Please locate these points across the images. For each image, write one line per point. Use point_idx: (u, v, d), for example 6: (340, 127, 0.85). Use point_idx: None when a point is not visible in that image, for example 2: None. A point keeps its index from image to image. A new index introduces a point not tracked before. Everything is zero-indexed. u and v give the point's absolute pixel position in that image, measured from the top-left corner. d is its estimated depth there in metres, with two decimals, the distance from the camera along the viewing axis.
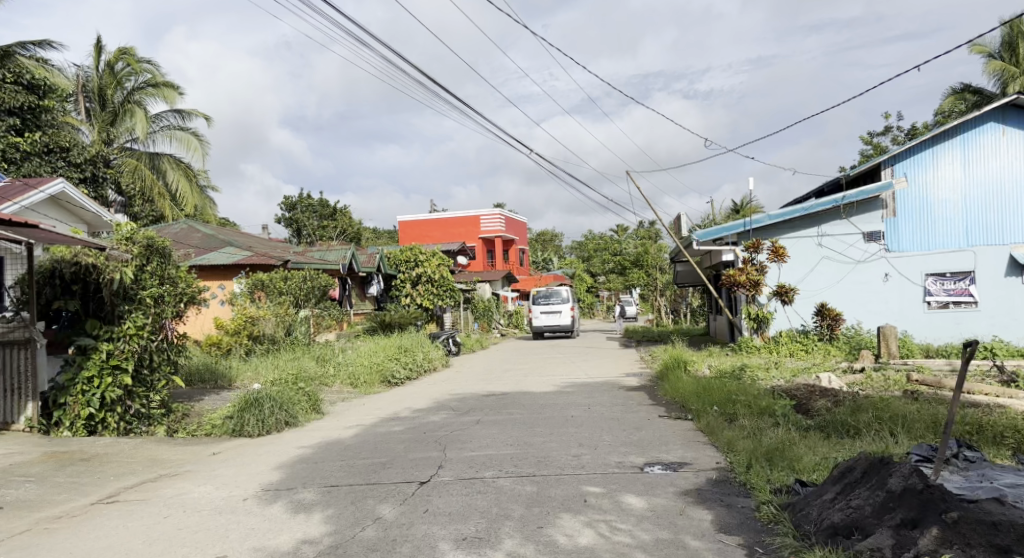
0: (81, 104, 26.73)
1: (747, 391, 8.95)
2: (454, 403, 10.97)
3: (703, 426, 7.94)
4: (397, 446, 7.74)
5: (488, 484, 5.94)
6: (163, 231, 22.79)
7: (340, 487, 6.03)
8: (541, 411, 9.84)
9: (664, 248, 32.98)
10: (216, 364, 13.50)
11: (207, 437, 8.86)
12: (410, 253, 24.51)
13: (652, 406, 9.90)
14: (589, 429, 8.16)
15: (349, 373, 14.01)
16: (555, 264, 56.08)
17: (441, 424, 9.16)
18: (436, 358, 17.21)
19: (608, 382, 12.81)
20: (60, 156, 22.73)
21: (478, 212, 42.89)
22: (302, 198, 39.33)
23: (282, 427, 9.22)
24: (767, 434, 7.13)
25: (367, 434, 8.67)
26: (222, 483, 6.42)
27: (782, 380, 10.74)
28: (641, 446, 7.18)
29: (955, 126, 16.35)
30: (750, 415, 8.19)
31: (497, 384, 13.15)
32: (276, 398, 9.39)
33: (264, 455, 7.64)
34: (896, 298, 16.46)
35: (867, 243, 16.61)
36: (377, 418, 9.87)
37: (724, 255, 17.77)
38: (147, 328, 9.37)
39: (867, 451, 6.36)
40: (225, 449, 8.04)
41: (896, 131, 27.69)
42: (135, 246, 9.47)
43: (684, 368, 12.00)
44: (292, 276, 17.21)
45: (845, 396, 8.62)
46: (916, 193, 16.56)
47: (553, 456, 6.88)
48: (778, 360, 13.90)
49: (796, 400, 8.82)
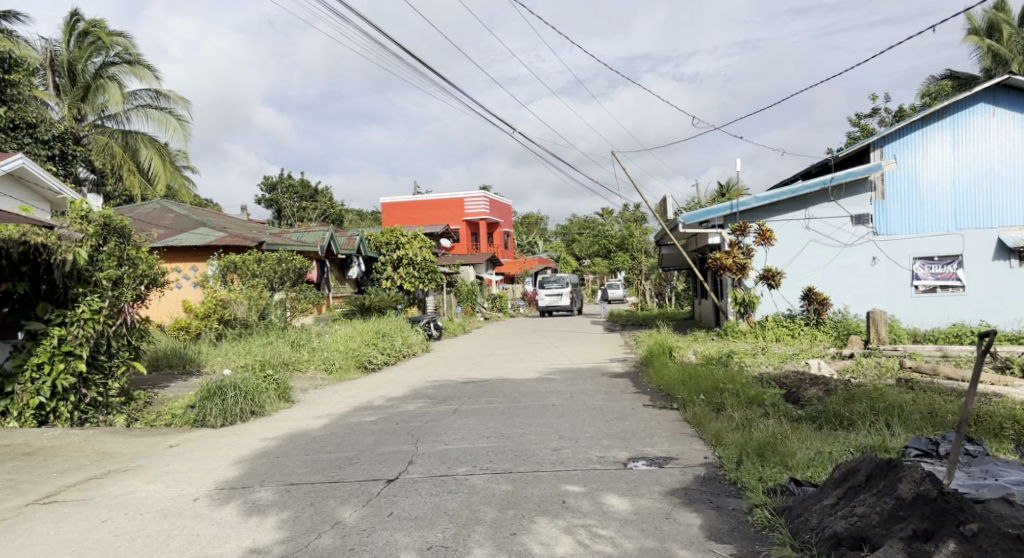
0: (49, 79, 25.50)
1: (735, 378, 8.60)
2: (431, 391, 10.55)
3: (690, 417, 7.57)
4: (366, 439, 7.31)
5: (460, 483, 5.53)
6: (136, 211, 22.10)
7: (299, 485, 5.60)
8: (521, 400, 9.45)
9: (649, 231, 32.65)
10: (184, 349, 12.95)
11: (166, 428, 8.37)
12: (390, 235, 23.68)
13: (636, 394, 9.54)
14: (570, 420, 7.77)
15: (324, 358, 13.54)
16: (540, 248, 55.61)
17: (415, 414, 8.73)
18: (416, 342, 16.77)
19: (592, 368, 12.44)
20: (26, 133, 21.98)
21: (462, 194, 42.31)
22: (283, 178, 38.52)
23: (247, 417, 8.75)
24: (757, 426, 6.76)
25: (336, 425, 8.22)
26: (174, 480, 5.95)
27: (770, 366, 10.41)
28: (624, 439, 6.79)
29: (945, 107, 16.00)
30: (738, 405, 7.84)
31: (477, 370, 12.74)
32: (242, 386, 8.89)
33: (224, 448, 7.17)
34: (883, 281, 16.20)
35: (855, 226, 16.32)
36: (349, 408, 9.43)
37: (710, 238, 17.43)
38: (104, 312, 8.83)
39: (863, 446, 6.01)
40: (183, 441, 7.56)
41: (884, 113, 27.30)
42: (90, 226, 8.89)
43: (669, 354, 11.65)
44: (266, 258, 16.20)
45: (836, 385, 8.29)
46: (905, 175, 16.23)
47: (531, 449, 6.49)
48: (764, 346, 13.61)
49: (785, 389, 8.48)
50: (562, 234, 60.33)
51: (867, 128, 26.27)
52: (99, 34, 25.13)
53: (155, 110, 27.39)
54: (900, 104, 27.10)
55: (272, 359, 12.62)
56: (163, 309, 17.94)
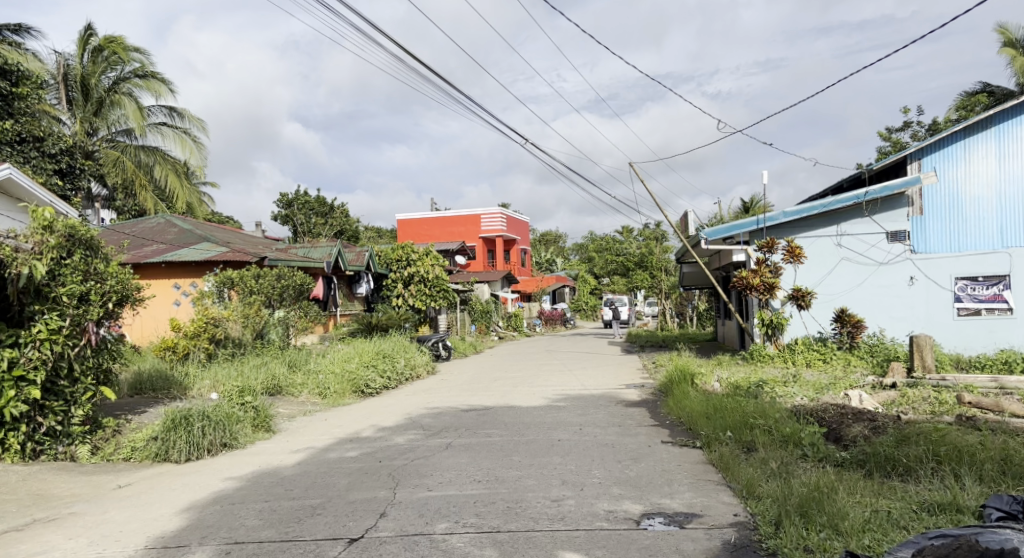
0: (62, 93, 25.10)
1: (767, 410, 7.56)
2: (427, 420, 9.57)
3: (715, 459, 6.55)
4: (340, 481, 6.35)
5: (435, 546, 4.58)
6: (140, 225, 21.60)
7: (243, 546, 4.70)
8: (524, 433, 8.44)
9: (669, 249, 31.49)
10: (170, 371, 12.16)
11: (125, 462, 7.51)
12: (402, 251, 22.92)
13: (653, 428, 8.51)
14: (577, 460, 6.75)
15: (318, 381, 12.65)
16: (558, 265, 54.68)
17: (403, 449, 7.75)
18: (420, 364, 15.85)
19: (606, 395, 11.38)
20: (33, 146, 21.49)
21: (479, 210, 41.48)
22: (299, 195, 37.88)
23: (218, 450, 7.86)
24: (797, 473, 5.71)
25: (312, 462, 7.27)
26: (103, 534, 5.03)
27: (804, 398, 9.29)
28: (638, 487, 5.77)
29: (989, 116, 14.83)
30: (772, 445, 6.80)
31: (481, 396, 11.74)
32: (211, 415, 8.00)
33: (179, 490, 6.22)
34: (922, 302, 15.01)
35: (891, 243, 15.18)
36: (333, 440, 8.48)
37: (735, 256, 16.36)
38: (63, 332, 8.02)
39: (929, 505, 4.94)
40: (138, 480, 6.65)
41: (917, 127, 26.02)
42: (52, 236, 8.07)
43: (692, 381, 10.59)
44: (264, 273, 15.33)
45: (885, 423, 7.18)
46: (946, 189, 15.08)
47: (527, 499, 5.50)
48: (796, 372, 12.51)
49: (825, 426, 7.41)
50: (581, 252, 59.34)
51: (899, 142, 25.01)
52: (115, 49, 24.69)
53: (170, 127, 26.94)
54: (934, 118, 25.79)
55: (262, 386, 11.87)
56: (150, 327, 17.36)
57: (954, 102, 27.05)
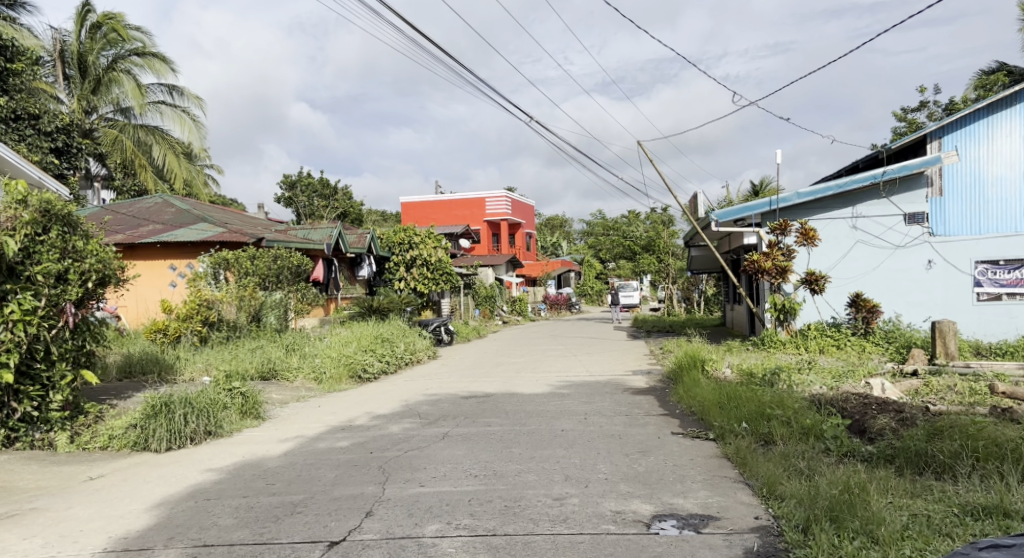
0: (58, 70, 24.56)
1: (785, 399, 7.08)
2: (425, 408, 9.11)
3: (731, 453, 6.08)
4: (326, 474, 5.90)
5: (423, 552, 4.13)
6: (136, 205, 21.11)
7: (211, 549, 4.26)
8: (525, 422, 7.97)
9: (677, 233, 30.76)
10: (160, 354, 11.73)
11: (101, 452, 7.10)
12: (403, 234, 22.19)
13: (663, 418, 8.02)
14: (581, 453, 6.28)
15: (314, 366, 12.21)
16: (564, 249, 54.07)
17: (397, 439, 7.29)
18: (421, 348, 15.42)
19: (612, 382, 10.90)
20: (29, 124, 20.97)
21: (484, 193, 40.89)
22: (302, 176, 37.31)
23: (201, 439, 7.42)
24: (822, 470, 5.23)
25: (299, 453, 6.82)
26: (61, 534, 4.59)
27: (822, 386, 8.78)
28: (648, 484, 5.30)
29: (1014, 93, 14.25)
30: (791, 438, 6.34)
31: (481, 382, 11.27)
32: (193, 402, 7.56)
33: (152, 483, 5.76)
34: (940, 287, 14.45)
35: (909, 225, 14.59)
36: (324, 428, 8.03)
37: (747, 238, 15.79)
38: (38, 313, 7.55)
39: (971, 510, 4.44)
40: (110, 471, 6.21)
41: (933, 106, 25.23)
42: (26, 211, 7.61)
43: (702, 368, 10.09)
44: (261, 254, 14.92)
45: (913, 415, 6.69)
46: (968, 169, 14.51)
47: (527, 498, 5.04)
48: (811, 359, 12.00)
49: (848, 417, 6.91)
50: (587, 236, 58.66)
51: (915, 123, 24.29)
52: (113, 26, 24.11)
53: (169, 106, 26.39)
54: (951, 98, 25.02)
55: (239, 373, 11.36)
56: (137, 308, 17.02)
57: (973, 82, 26.22)
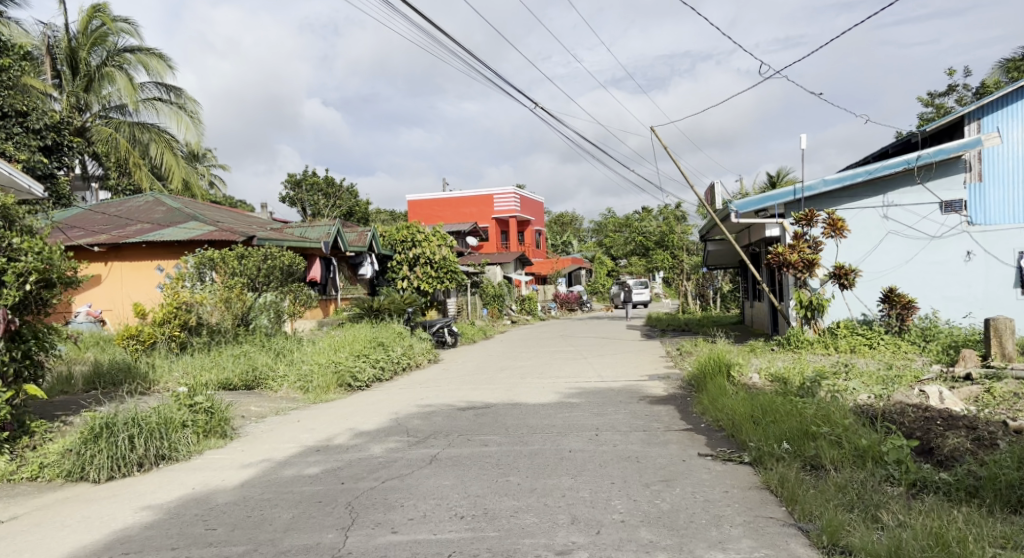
0: (48, 66, 23.58)
1: (830, 412, 5.99)
2: (418, 423, 8.05)
3: (774, 482, 5.00)
4: (282, 514, 4.87)
5: None
6: (125, 204, 20.14)
7: None
8: (527, 440, 6.89)
9: (691, 228, 29.54)
10: (132, 362, 10.75)
11: (31, 481, 6.15)
12: (406, 232, 21.18)
13: (686, 434, 6.91)
14: (591, 485, 5.21)
15: (300, 373, 11.18)
16: (575, 247, 52.96)
17: (376, 464, 6.22)
18: (419, 352, 14.38)
19: (626, 389, 9.79)
20: (16, 121, 20.00)
21: (492, 190, 39.80)
22: (306, 176, 36.32)
23: (150, 465, 6.43)
24: (896, 515, 4.11)
25: (260, 482, 5.78)
26: None
27: (869, 395, 7.64)
28: (675, 530, 4.22)
29: None
30: (845, 462, 5.24)
31: (483, 391, 10.20)
32: (142, 422, 6.55)
33: (70, 527, 4.75)
34: (980, 280, 13.27)
35: (945, 214, 13.37)
36: (297, 450, 6.99)
37: (769, 230, 14.55)
38: None
39: None
40: (27, 511, 5.21)
41: (963, 90, 23.78)
42: None
43: (727, 373, 8.94)
44: (249, 253, 13.88)
45: (992, 433, 5.56)
46: (1010, 153, 13.30)
47: (522, 552, 3.97)
48: (847, 362, 10.84)
49: (909, 435, 5.79)
50: (598, 234, 57.33)
51: (943, 108, 22.88)
52: (103, 19, 23.03)
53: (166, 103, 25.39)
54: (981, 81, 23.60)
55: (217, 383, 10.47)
56: (121, 310, 16.11)
57: (1004, 65, 24.82)
